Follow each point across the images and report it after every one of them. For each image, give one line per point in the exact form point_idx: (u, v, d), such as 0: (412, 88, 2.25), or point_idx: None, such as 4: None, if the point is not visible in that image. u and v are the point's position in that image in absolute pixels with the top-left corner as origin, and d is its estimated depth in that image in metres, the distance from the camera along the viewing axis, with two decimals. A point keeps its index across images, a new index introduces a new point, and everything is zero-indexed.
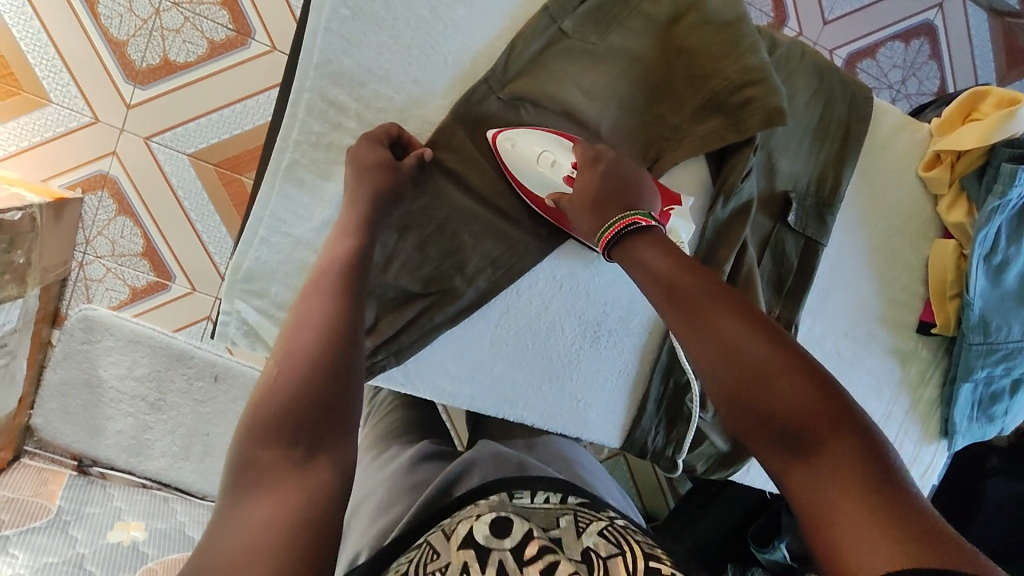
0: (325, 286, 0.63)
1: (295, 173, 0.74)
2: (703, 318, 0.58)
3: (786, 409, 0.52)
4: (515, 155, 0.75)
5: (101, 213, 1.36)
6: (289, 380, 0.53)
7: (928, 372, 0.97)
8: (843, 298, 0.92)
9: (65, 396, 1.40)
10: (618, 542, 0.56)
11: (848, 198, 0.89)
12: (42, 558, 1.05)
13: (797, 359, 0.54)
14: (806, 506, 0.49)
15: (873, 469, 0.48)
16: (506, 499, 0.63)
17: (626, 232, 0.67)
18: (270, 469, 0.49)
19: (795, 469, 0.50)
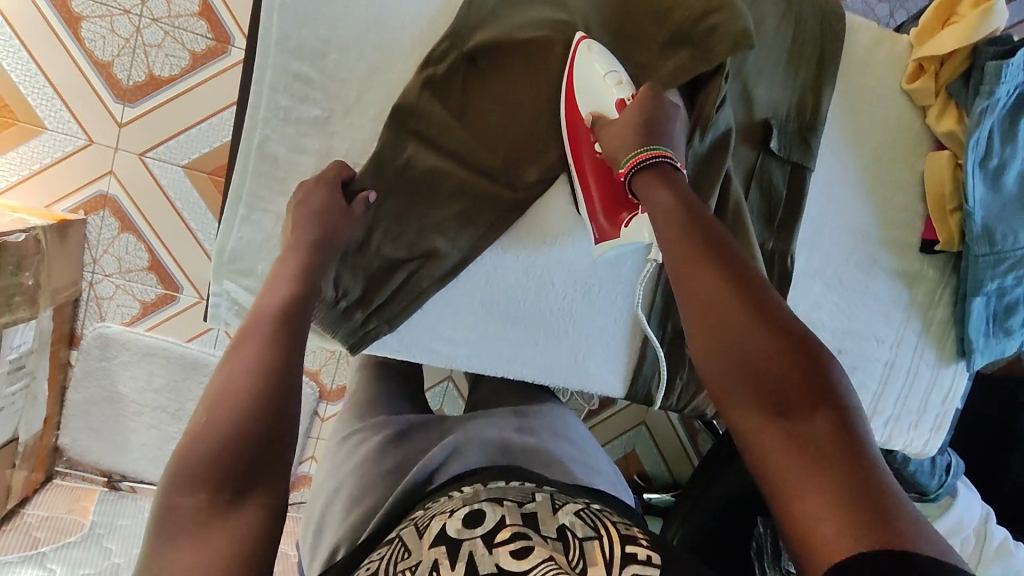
0: (257, 335, 0.57)
1: (268, 149, 0.74)
2: (696, 274, 0.55)
3: (759, 364, 0.49)
4: (585, 61, 0.75)
5: (105, 232, 1.39)
6: (218, 425, 0.50)
7: (937, 292, 0.95)
8: (840, 224, 0.90)
9: (88, 413, 1.44)
10: (594, 524, 0.53)
11: (832, 119, 0.86)
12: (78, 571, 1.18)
13: (792, 329, 0.50)
14: (773, 476, 0.45)
15: (854, 449, 0.43)
16: (478, 486, 0.60)
17: (645, 170, 0.65)
18: (189, 517, 0.46)
19: (772, 433, 0.46)
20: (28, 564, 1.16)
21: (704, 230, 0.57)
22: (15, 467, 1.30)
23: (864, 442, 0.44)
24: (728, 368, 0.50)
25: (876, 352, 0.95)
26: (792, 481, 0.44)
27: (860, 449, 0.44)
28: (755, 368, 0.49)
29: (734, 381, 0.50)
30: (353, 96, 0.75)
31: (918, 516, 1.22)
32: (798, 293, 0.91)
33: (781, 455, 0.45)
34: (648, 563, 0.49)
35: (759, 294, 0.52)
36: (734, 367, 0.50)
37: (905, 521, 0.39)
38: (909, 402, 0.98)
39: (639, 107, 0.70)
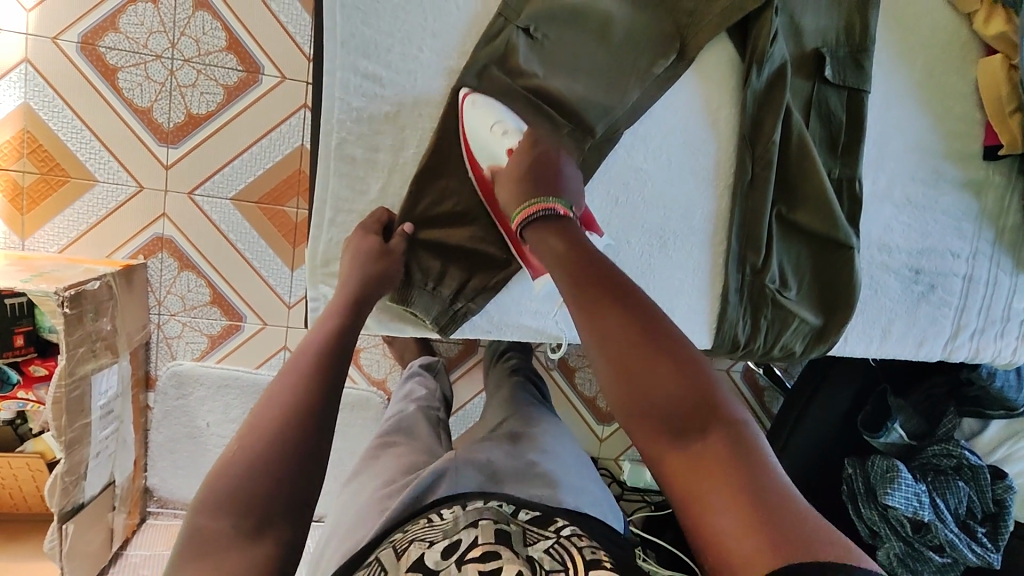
0: (302, 368, 0.63)
1: (345, 151, 0.76)
2: (596, 308, 0.56)
3: (668, 402, 0.52)
4: (471, 123, 0.77)
5: (166, 272, 1.43)
6: (248, 459, 0.54)
7: (1007, 198, 0.95)
8: (901, 143, 0.91)
9: (172, 452, 1.47)
10: (562, 557, 0.55)
11: (881, 39, 0.89)
12: None
13: (682, 355, 0.54)
14: (681, 493, 0.50)
15: (743, 464, 0.49)
16: (460, 512, 0.62)
17: (540, 219, 0.68)
18: (216, 541, 0.51)
19: (676, 456, 0.51)
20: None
21: (601, 265, 0.60)
22: (114, 510, 1.33)
23: (751, 452, 0.49)
24: (642, 408, 0.53)
25: (954, 266, 0.95)
26: (707, 504, 0.48)
27: (750, 459, 0.49)
28: (654, 401, 0.52)
29: (648, 417, 0.52)
30: (418, 87, 0.77)
31: (1007, 433, 1.23)
32: (871, 218, 0.92)
33: (695, 484, 0.49)
34: None
35: (651, 326, 0.55)
36: (648, 407, 0.52)
37: (796, 527, 0.45)
38: (993, 313, 0.98)
39: (527, 154, 0.76)
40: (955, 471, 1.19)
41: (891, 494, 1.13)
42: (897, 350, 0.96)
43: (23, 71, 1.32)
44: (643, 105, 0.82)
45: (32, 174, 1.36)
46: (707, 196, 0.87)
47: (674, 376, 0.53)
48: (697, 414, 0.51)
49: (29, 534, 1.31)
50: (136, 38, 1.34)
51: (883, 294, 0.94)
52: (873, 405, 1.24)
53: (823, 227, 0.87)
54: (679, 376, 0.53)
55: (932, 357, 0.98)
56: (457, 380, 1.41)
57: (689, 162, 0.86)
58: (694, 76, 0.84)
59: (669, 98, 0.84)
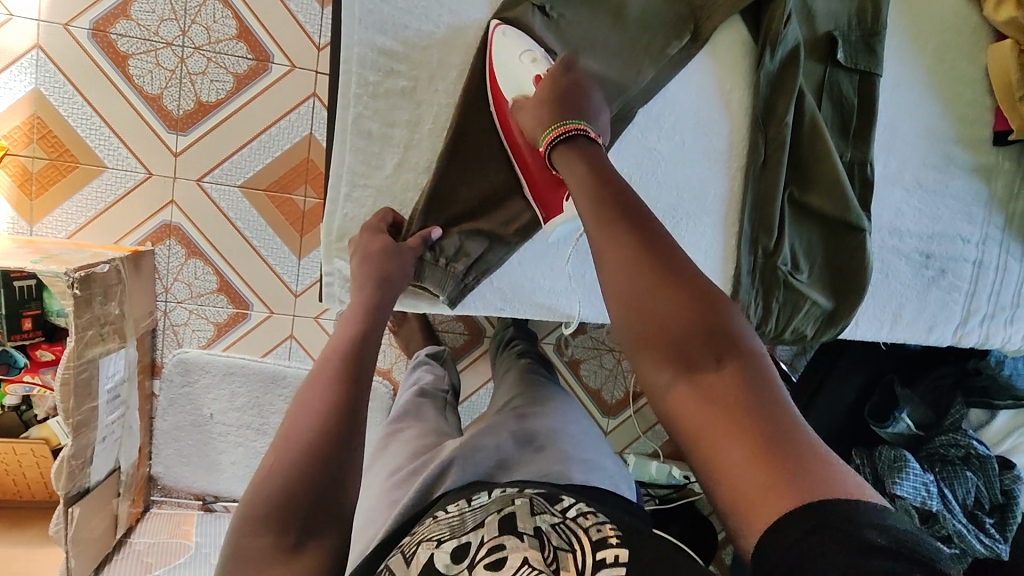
0: (327, 376, 0.62)
1: (362, 126, 0.77)
2: (605, 235, 0.53)
3: (678, 332, 0.48)
4: (501, 45, 0.75)
5: (173, 260, 1.43)
6: (281, 473, 0.54)
7: (1015, 183, 0.96)
8: (912, 127, 0.93)
9: (178, 440, 1.47)
10: (568, 534, 0.54)
11: (891, 25, 0.90)
12: None
13: (693, 283, 0.49)
14: (683, 429, 0.47)
15: (754, 399, 0.44)
16: (465, 506, 0.61)
17: (562, 142, 0.64)
18: (258, 558, 0.51)
19: (685, 392, 0.47)
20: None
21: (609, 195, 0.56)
22: (119, 496, 1.33)
23: (763, 386, 0.45)
24: (648, 339, 0.49)
25: (963, 251, 0.96)
26: (714, 442, 0.44)
27: (761, 392, 0.45)
28: (663, 331, 0.48)
29: (656, 349, 0.49)
30: (434, 63, 0.78)
31: (1013, 424, 1.24)
32: (880, 202, 0.93)
33: (703, 419, 0.45)
34: (619, 565, 0.50)
35: (658, 250, 0.51)
36: (654, 337, 0.49)
37: (810, 470, 0.41)
38: (1003, 299, 0.98)
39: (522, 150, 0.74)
40: (962, 461, 1.19)
41: (899, 484, 1.13)
42: (907, 334, 0.97)
43: (33, 56, 1.32)
44: (657, 85, 0.83)
45: (41, 160, 1.36)
46: (719, 177, 0.88)
47: (681, 304, 0.48)
48: (707, 343, 0.47)
49: (33, 520, 1.31)
50: (147, 25, 1.35)
51: (893, 279, 0.95)
52: (879, 397, 1.23)
53: (835, 210, 0.87)
54: (688, 305, 0.48)
55: (941, 342, 0.99)
56: (463, 370, 1.41)
57: (702, 143, 0.86)
58: (707, 58, 0.85)
59: (682, 80, 0.84)
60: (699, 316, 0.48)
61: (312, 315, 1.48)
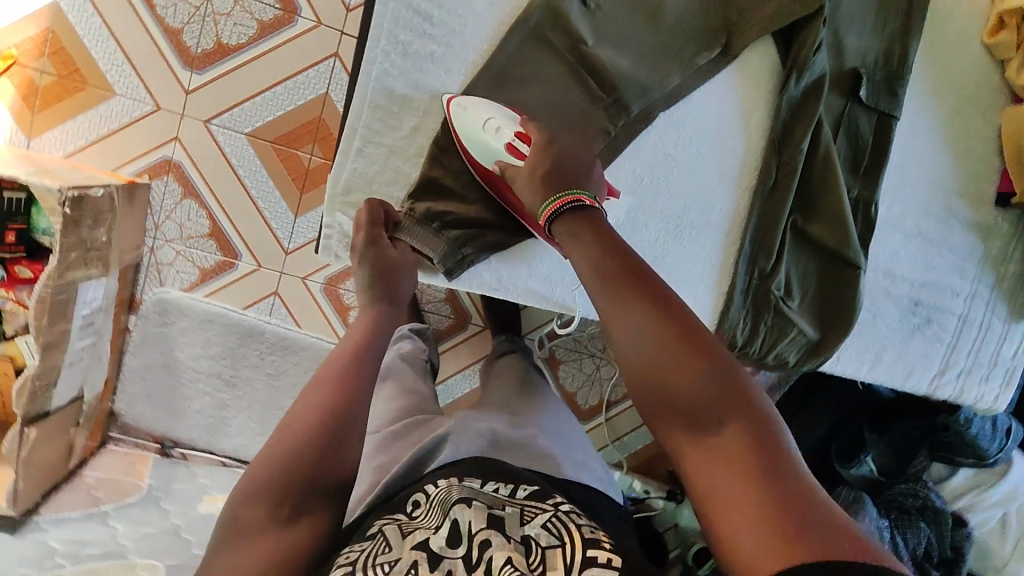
0: (340, 359, 0.62)
1: (386, 83, 0.77)
2: (621, 298, 0.53)
3: (695, 396, 0.49)
4: (463, 119, 0.76)
5: (168, 197, 1.41)
6: (290, 449, 0.54)
7: (1010, 246, 0.98)
8: (920, 174, 0.94)
9: (145, 379, 1.45)
10: (558, 531, 0.53)
11: (915, 72, 0.92)
12: (140, 530, 1.15)
13: (706, 342, 0.51)
14: (697, 490, 0.47)
15: (766, 461, 0.45)
16: (457, 482, 0.59)
17: (570, 210, 0.63)
18: (252, 526, 0.51)
19: (696, 454, 0.48)
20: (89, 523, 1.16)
21: (626, 255, 0.56)
22: (77, 425, 1.30)
23: (775, 447, 0.46)
24: (663, 399, 0.50)
25: (951, 303, 0.98)
26: (728, 505, 0.45)
27: (770, 455, 0.46)
28: (677, 392, 0.49)
29: (672, 409, 0.50)
30: (467, 32, 0.78)
31: (974, 482, 1.24)
32: (879, 243, 0.95)
33: (715, 482, 0.46)
34: (609, 565, 0.50)
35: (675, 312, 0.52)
36: (667, 396, 0.50)
37: (818, 531, 0.41)
38: (982, 356, 1.00)
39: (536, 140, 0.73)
40: (919, 512, 1.21)
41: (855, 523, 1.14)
42: (886, 377, 0.98)
43: None
44: (682, 91, 0.83)
45: (49, 75, 1.33)
46: (727, 194, 0.88)
47: (701, 367, 0.49)
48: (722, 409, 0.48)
49: None
50: None
51: (880, 320, 0.96)
52: (847, 438, 1.26)
53: (834, 242, 0.88)
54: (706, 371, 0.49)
55: (918, 389, 1.00)
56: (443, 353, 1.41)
57: (716, 157, 0.87)
58: (735, 74, 0.86)
59: (706, 91, 0.85)
60: (715, 382, 0.49)
61: (300, 275, 1.47)
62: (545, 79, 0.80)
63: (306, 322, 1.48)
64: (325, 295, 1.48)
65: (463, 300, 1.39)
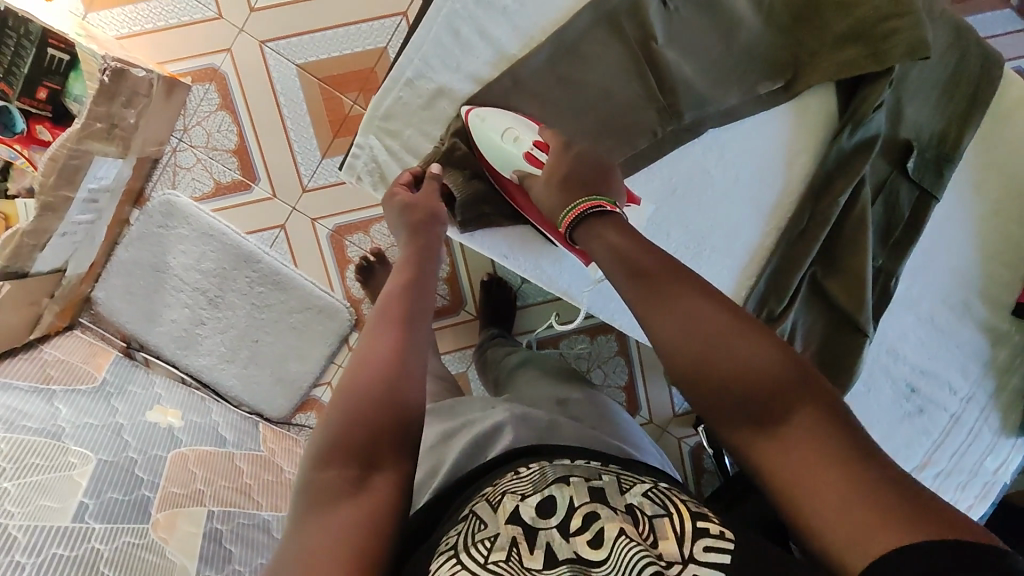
0: (393, 320, 0.63)
1: (453, 23, 0.76)
2: (665, 295, 0.56)
3: (754, 388, 0.50)
4: (482, 131, 0.77)
5: (205, 103, 1.39)
6: (346, 410, 0.55)
7: (1017, 359, 0.97)
8: (946, 262, 0.94)
9: (130, 275, 1.42)
10: (663, 502, 0.55)
11: (964, 160, 0.92)
12: (83, 418, 1.09)
13: (756, 329, 0.53)
14: (775, 481, 0.48)
15: (841, 440, 0.47)
16: (546, 463, 0.61)
17: (589, 216, 0.65)
18: (330, 487, 0.52)
19: (765, 445, 0.49)
20: (35, 396, 1.10)
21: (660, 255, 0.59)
22: (50, 299, 1.27)
23: (847, 428, 0.47)
24: (722, 393, 0.52)
25: (946, 400, 0.96)
26: (807, 492, 0.46)
27: (850, 432, 0.47)
28: (733, 383, 0.51)
29: (733, 402, 0.51)
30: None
31: None
32: (890, 320, 0.94)
33: (794, 469, 0.47)
34: (722, 535, 0.50)
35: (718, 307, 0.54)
36: (726, 390, 0.52)
37: (906, 505, 0.43)
38: (964, 462, 0.98)
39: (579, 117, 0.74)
40: None
41: None
42: None
43: None
44: (737, 113, 0.83)
45: None
46: (754, 229, 0.88)
47: (754, 355, 0.51)
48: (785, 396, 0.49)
49: None
50: None
51: (873, 396, 0.95)
52: None
53: (849, 304, 0.87)
54: (761, 358, 0.51)
55: None
56: None
57: (753, 189, 0.87)
58: (791, 112, 0.86)
59: (758, 122, 0.85)
60: (773, 370, 0.50)
61: (311, 216, 1.43)
62: (607, 63, 0.79)
63: (304, 263, 1.44)
64: (329, 242, 1.44)
65: (463, 285, 1.35)
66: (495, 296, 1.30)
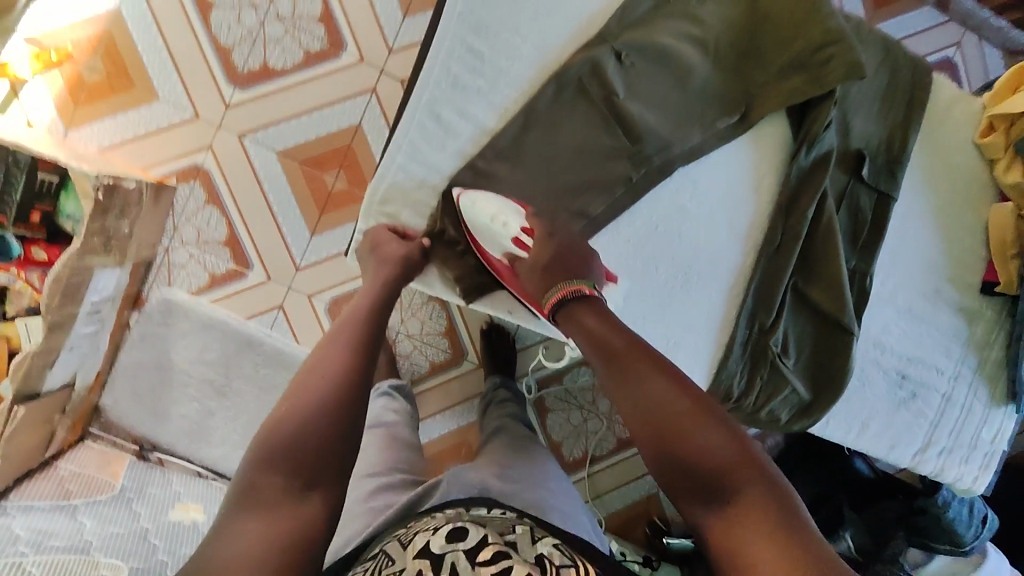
0: (342, 344, 0.72)
1: (434, 108, 0.83)
2: (634, 378, 0.65)
3: (707, 464, 0.59)
4: (472, 213, 0.83)
5: (192, 201, 1.43)
6: (297, 421, 0.63)
7: (993, 333, 1.04)
8: (913, 254, 1.01)
9: (135, 377, 1.44)
10: (569, 557, 0.60)
11: (913, 159, 1.00)
12: (108, 528, 1.10)
13: (714, 416, 0.62)
14: (725, 552, 0.56)
15: (783, 518, 0.56)
16: (461, 513, 0.67)
17: (571, 300, 0.74)
18: (270, 491, 0.58)
19: (717, 520, 0.58)
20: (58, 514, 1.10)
21: (632, 337, 0.69)
22: (61, 414, 1.28)
23: (788, 508, 0.56)
24: (682, 468, 0.60)
25: (936, 381, 1.02)
26: (756, 565, 0.54)
27: (789, 514, 0.56)
28: (694, 460, 0.60)
29: (692, 478, 0.60)
30: (513, 74, 0.86)
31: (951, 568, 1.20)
32: (872, 314, 1.00)
33: (745, 544, 0.55)
34: None
35: (685, 390, 0.64)
36: (686, 467, 0.60)
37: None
38: (963, 437, 1.04)
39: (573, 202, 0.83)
40: None
41: None
42: (871, 445, 1.01)
43: None
44: (702, 150, 0.90)
45: (100, 74, 1.38)
46: (734, 250, 0.95)
47: (707, 436, 0.61)
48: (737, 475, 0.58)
49: None
50: None
51: (869, 390, 1.00)
52: (828, 513, 1.21)
53: (832, 308, 0.93)
54: (715, 438, 0.61)
55: (900, 462, 1.03)
56: (434, 386, 1.38)
57: (728, 213, 0.94)
58: (750, 141, 0.93)
59: (723, 154, 0.93)
60: (725, 450, 0.60)
61: (307, 292, 1.47)
62: (578, 121, 0.86)
63: (306, 339, 1.48)
64: (328, 314, 1.48)
65: (462, 336, 1.39)
66: (495, 344, 1.34)
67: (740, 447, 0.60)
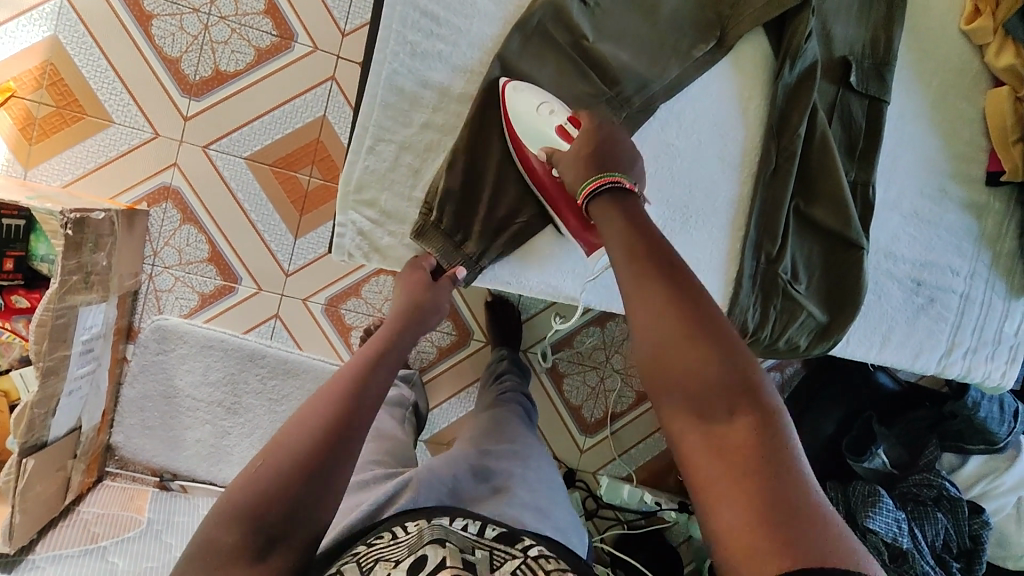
0: (335, 392, 0.67)
1: (396, 82, 0.79)
2: (644, 282, 0.57)
3: (705, 387, 0.51)
4: (517, 97, 0.79)
5: (167, 223, 1.39)
6: (272, 464, 0.58)
7: (1004, 224, 1.01)
8: (913, 157, 0.98)
9: (143, 410, 1.40)
10: None
11: (900, 58, 0.96)
12: (141, 563, 1.10)
13: (722, 334, 0.53)
14: (694, 478, 0.49)
15: (771, 456, 0.47)
16: (425, 526, 0.62)
17: (604, 190, 0.67)
18: (224, 553, 0.53)
19: (698, 443, 0.49)
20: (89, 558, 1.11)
21: (652, 237, 0.60)
22: (73, 459, 1.25)
23: (782, 451, 0.47)
24: (675, 383, 0.52)
25: (952, 282, 1.00)
26: (719, 503, 0.46)
27: (779, 459, 0.47)
28: (691, 374, 0.51)
29: (683, 396, 0.51)
30: (473, 32, 0.81)
31: (986, 469, 1.19)
32: (879, 225, 0.97)
33: (715, 477, 0.47)
34: None
35: (700, 306, 0.54)
36: (678, 382, 0.52)
37: (809, 531, 0.43)
38: (986, 334, 1.01)
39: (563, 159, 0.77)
40: (934, 502, 1.13)
41: (872, 518, 1.06)
42: (894, 358, 0.99)
43: (56, 4, 1.31)
44: (681, 82, 0.86)
45: (47, 106, 1.32)
46: (730, 181, 0.91)
47: (711, 358, 0.51)
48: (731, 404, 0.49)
49: None
50: None
51: (884, 301, 0.98)
52: (857, 431, 1.19)
53: (837, 224, 0.90)
54: (720, 364, 0.51)
55: (926, 370, 1.01)
56: (445, 370, 1.35)
57: (718, 144, 0.90)
58: (730, 65, 0.89)
59: (704, 83, 0.88)
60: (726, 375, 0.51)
61: (301, 297, 1.43)
62: (548, 72, 0.82)
63: (308, 344, 1.45)
64: (326, 316, 1.44)
65: (465, 316, 1.36)
66: (500, 319, 1.31)
67: (745, 376, 0.51)
